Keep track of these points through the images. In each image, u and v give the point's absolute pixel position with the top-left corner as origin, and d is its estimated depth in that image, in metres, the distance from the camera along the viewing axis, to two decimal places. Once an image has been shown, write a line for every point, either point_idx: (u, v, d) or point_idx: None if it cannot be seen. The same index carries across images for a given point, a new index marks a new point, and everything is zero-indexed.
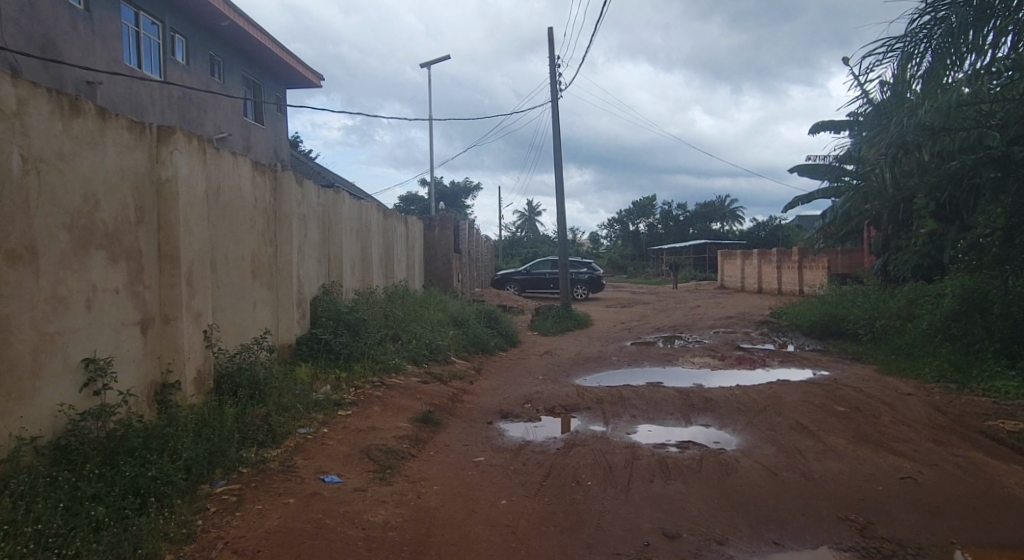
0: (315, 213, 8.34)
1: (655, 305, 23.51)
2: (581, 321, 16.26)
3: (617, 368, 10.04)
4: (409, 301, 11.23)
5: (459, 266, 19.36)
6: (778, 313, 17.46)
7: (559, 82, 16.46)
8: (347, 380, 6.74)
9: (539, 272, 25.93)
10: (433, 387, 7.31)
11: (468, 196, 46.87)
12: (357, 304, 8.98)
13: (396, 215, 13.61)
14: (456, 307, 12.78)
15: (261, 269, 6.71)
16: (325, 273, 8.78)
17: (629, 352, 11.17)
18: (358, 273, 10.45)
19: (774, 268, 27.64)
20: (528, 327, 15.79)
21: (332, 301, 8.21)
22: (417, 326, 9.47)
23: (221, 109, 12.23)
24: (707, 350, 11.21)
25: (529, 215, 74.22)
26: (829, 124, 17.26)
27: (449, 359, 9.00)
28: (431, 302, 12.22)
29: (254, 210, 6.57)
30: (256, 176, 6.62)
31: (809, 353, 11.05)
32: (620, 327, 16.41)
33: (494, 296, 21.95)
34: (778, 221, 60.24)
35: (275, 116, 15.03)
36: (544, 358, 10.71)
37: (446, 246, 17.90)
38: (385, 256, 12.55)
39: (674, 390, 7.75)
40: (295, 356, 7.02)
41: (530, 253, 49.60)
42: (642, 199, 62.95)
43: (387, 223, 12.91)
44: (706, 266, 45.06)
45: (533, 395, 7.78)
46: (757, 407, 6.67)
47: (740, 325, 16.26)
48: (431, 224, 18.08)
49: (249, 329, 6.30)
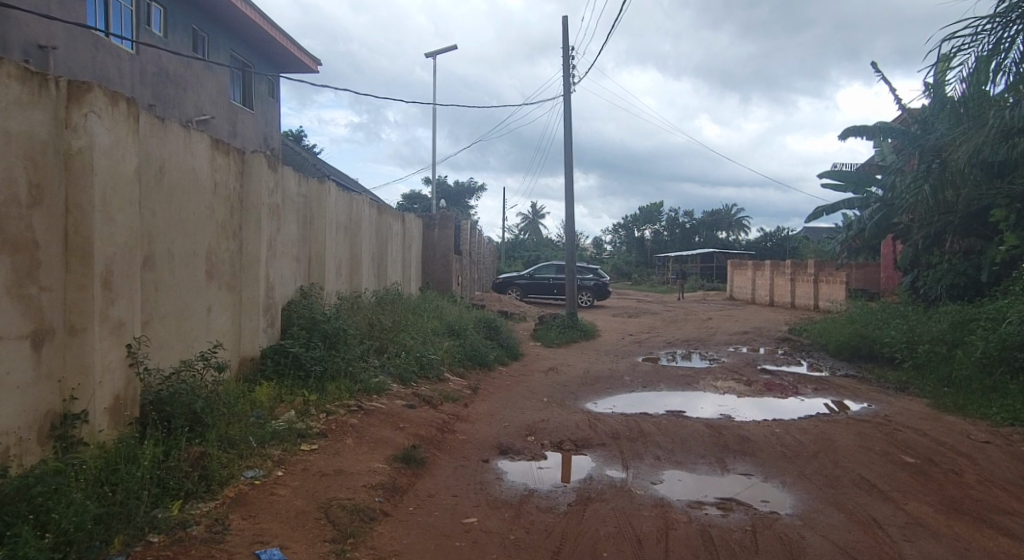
0: (293, 204, 7.29)
1: (663, 316, 22.40)
2: (587, 331, 15.16)
3: (631, 390, 8.93)
4: (402, 307, 10.16)
5: (459, 268, 18.27)
6: (798, 330, 16.34)
7: (573, 74, 15.50)
8: (317, 403, 5.66)
9: (543, 277, 24.85)
10: (420, 413, 6.24)
11: (472, 196, 45.87)
12: (339, 311, 7.90)
13: (392, 212, 12.54)
14: (453, 314, 11.69)
15: (219, 268, 5.62)
16: (302, 274, 7.69)
17: (643, 371, 10.06)
18: (344, 274, 9.37)
19: (787, 280, 26.54)
20: (530, 337, 14.68)
21: (310, 308, 7.13)
22: (408, 338, 8.39)
23: (205, 89, 11.18)
24: (730, 372, 10.08)
25: (533, 218, 73.20)
26: (859, 129, 16.33)
27: (442, 377, 7.91)
28: (426, 309, 11.13)
29: (211, 198, 5.48)
30: (217, 158, 5.54)
31: (843, 379, 9.94)
32: (629, 339, 15.31)
33: (495, 301, 20.85)
34: (786, 232, 59.15)
35: (267, 102, 14.07)
36: (549, 375, 9.61)
37: (446, 246, 16.83)
38: (376, 256, 11.46)
39: (702, 425, 6.65)
40: (259, 372, 5.93)
41: (533, 257, 48.48)
42: (648, 205, 61.88)
43: (382, 219, 11.84)
44: (712, 275, 43.97)
45: (537, 424, 6.69)
46: (806, 453, 5.56)
47: (758, 341, 15.14)
48: (430, 223, 17.01)
49: (198, 340, 5.21)
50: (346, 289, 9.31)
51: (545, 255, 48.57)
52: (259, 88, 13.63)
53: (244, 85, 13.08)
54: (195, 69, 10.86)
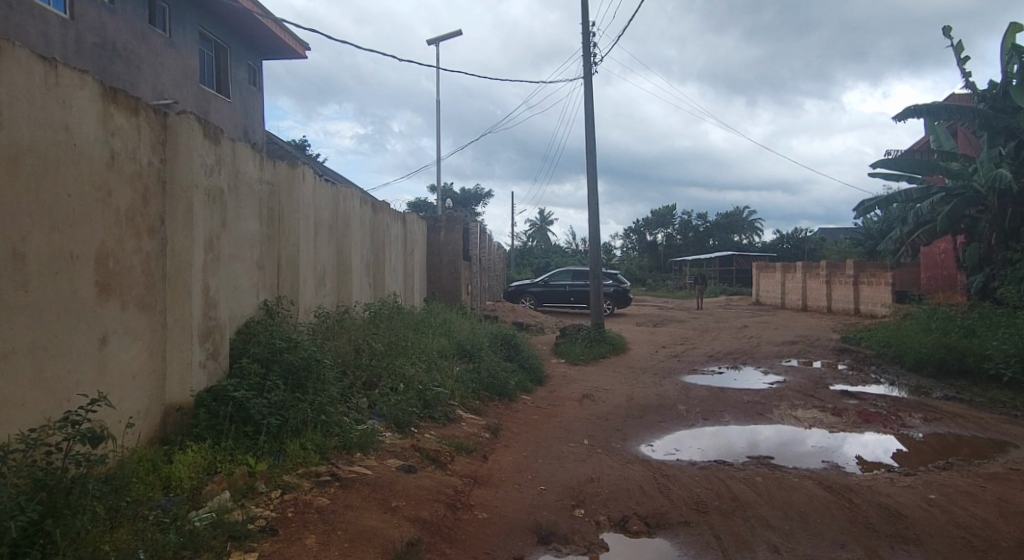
0: (250, 194, 5.50)
1: (692, 324, 20.47)
2: (616, 345, 13.28)
3: (691, 426, 7.02)
4: (401, 322, 8.34)
5: (468, 276, 16.44)
6: (855, 340, 14.36)
7: (594, 53, 13.68)
8: (267, 477, 3.82)
9: (559, 284, 23.02)
10: (421, 479, 4.40)
11: (479, 202, 44.25)
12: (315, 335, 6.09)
13: (390, 211, 10.76)
14: (464, 330, 9.87)
15: (121, 280, 3.80)
16: (267, 286, 5.90)
17: (698, 396, 8.18)
18: (328, 285, 7.61)
19: (821, 283, 24.56)
20: (551, 353, 12.81)
21: (275, 332, 5.32)
22: (406, 363, 6.59)
23: (166, 69, 9.57)
24: (805, 395, 8.15)
25: (541, 224, 71.46)
26: (918, 109, 14.40)
27: (451, 417, 6.09)
28: (431, 323, 9.31)
29: (105, 174, 3.67)
30: (116, 115, 3.73)
31: (949, 403, 7.97)
32: (664, 353, 13.39)
33: (509, 311, 19.02)
34: (805, 234, 57.07)
35: (248, 90, 12.49)
36: (584, 405, 7.72)
37: (452, 251, 15.01)
38: (371, 261, 9.70)
39: (817, 484, 4.74)
40: (189, 430, 4.09)
41: (543, 264, 46.64)
42: (661, 208, 59.86)
43: (378, 220, 10.08)
44: (732, 279, 41.95)
45: (584, 487, 4.82)
46: (1002, 541, 3.67)
47: (813, 354, 13.19)
48: (436, 225, 15.25)
49: (78, 391, 3.40)
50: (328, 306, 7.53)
51: (556, 262, 46.79)
52: (238, 75, 12.04)
53: (218, 68, 11.47)
54: (152, 45, 9.24)
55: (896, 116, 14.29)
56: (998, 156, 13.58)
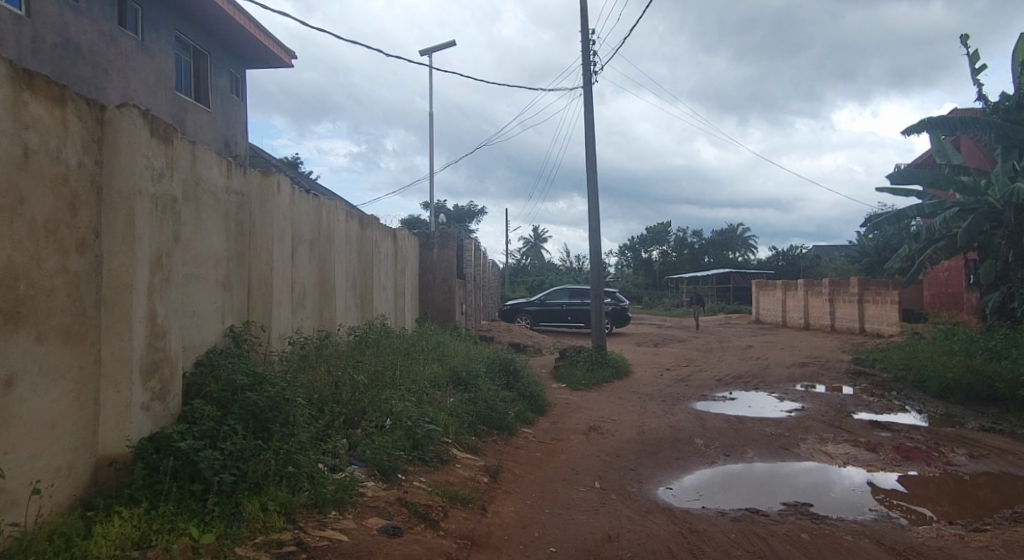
0: (209, 204, 4.78)
1: (695, 344, 19.80)
2: (619, 368, 12.56)
3: (712, 465, 6.28)
4: (389, 347, 7.59)
5: (462, 294, 15.72)
6: (868, 362, 13.73)
7: (594, 62, 13.16)
8: (215, 552, 3.03)
9: (555, 303, 22.31)
10: (409, 545, 3.62)
11: (473, 219, 43.70)
12: (288, 366, 5.34)
13: (379, 226, 10.07)
14: (459, 354, 9.14)
15: (36, 305, 3.06)
16: (232, 310, 5.17)
17: (714, 428, 7.45)
18: (307, 307, 6.88)
19: (824, 301, 24.02)
20: (551, 378, 12.05)
21: (238, 364, 4.56)
22: (394, 396, 5.84)
23: (136, 74, 8.92)
24: (833, 427, 7.43)
25: (535, 242, 70.97)
26: (929, 122, 13.95)
27: (444, 459, 5.33)
28: (423, 348, 8.57)
29: (15, 176, 2.94)
30: (32, 104, 3.01)
31: (990, 435, 7.27)
32: (670, 377, 12.66)
33: (505, 331, 18.27)
34: (801, 251, 56.80)
35: (230, 99, 11.87)
36: (591, 440, 6.97)
37: (446, 268, 14.31)
38: (358, 280, 9.00)
39: (876, 545, 4.02)
40: (119, 490, 3.30)
41: (537, 281, 46.00)
42: (656, 225, 59.49)
43: (365, 236, 9.39)
44: (729, 297, 41.42)
45: (602, 548, 4.06)
46: None
47: (827, 377, 12.49)
48: (428, 242, 14.56)
49: None
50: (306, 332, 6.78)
51: (551, 279, 46.15)
52: (218, 83, 11.43)
53: (197, 76, 10.87)
54: (121, 48, 8.62)
55: (904, 130, 13.92)
56: (1013, 171, 13.09)
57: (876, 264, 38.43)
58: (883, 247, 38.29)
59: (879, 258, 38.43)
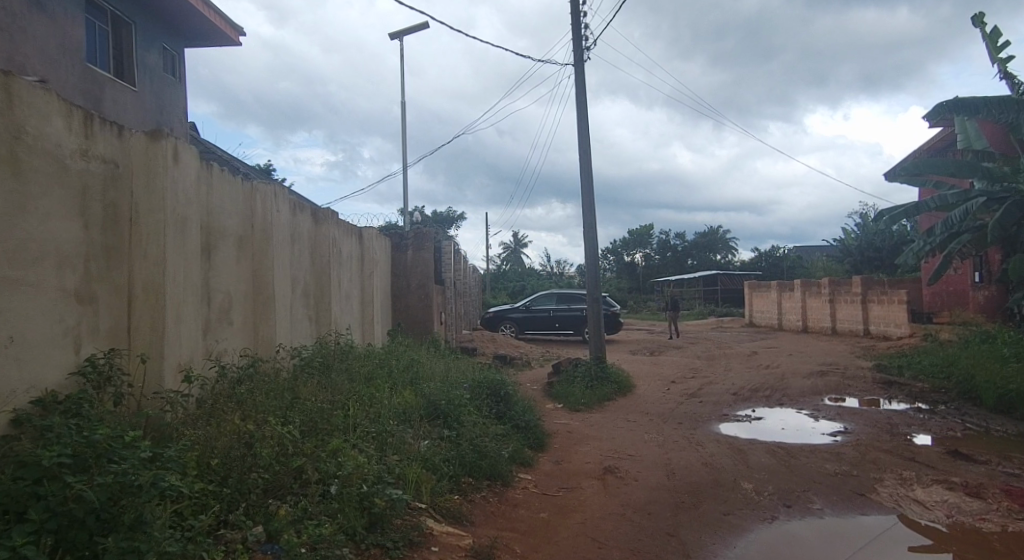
0: (34, 169, 3.08)
1: (694, 351, 18.38)
2: (622, 383, 11.00)
3: (777, 524, 4.67)
4: (344, 372, 5.88)
5: (441, 303, 14.07)
6: (893, 369, 12.41)
7: (586, 36, 11.68)
8: None
9: (542, 310, 20.71)
10: None
11: (452, 225, 41.99)
12: (177, 415, 3.59)
13: (338, 223, 8.41)
14: (438, 374, 7.48)
15: None
16: (85, 332, 3.42)
17: (762, 466, 5.87)
18: (228, 324, 5.17)
19: (824, 303, 22.89)
20: (544, 398, 10.42)
21: (72, 424, 2.80)
22: (342, 449, 4.16)
23: (28, 36, 7.20)
24: (907, 459, 5.91)
25: (515, 247, 69.45)
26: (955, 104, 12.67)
27: (415, 543, 3.64)
28: (391, 369, 6.89)
29: None
30: None
31: None
32: (679, 393, 11.11)
33: (489, 342, 16.61)
34: (783, 252, 56.24)
35: (162, 78, 10.18)
36: (610, 491, 5.35)
37: (422, 273, 12.67)
38: (309, 289, 7.31)
39: None
40: None
41: (519, 287, 44.41)
42: (637, 228, 58.38)
43: (319, 234, 7.70)
44: (716, 299, 40.33)
45: None
46: None
47: (855, 389, 11.06)
48: (401, 244, 12.88)
49: None
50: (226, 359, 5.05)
51: (533, 284, 44.62)
52: (146, 59, 9.73)
53: (118, 48, 9.17)
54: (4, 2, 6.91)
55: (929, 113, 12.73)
56: None
57: (863, 263, 37.76)
58: (868, 246, 37.75)
59: (865, 257, 37.78)
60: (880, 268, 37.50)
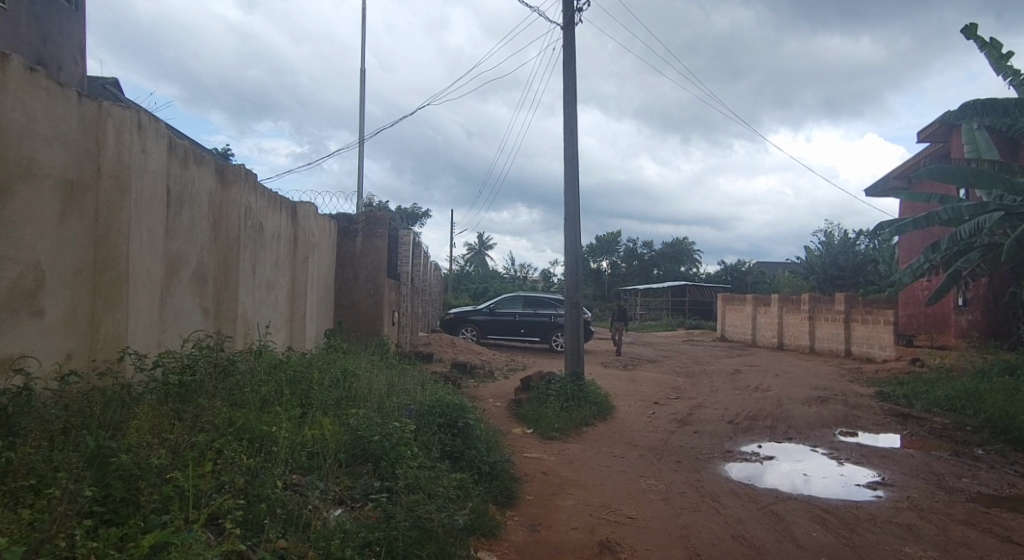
0: None
1: (671, 366, 16.91)
2: (602, 405, 9.32)
3: None
4: (228, 393, 3.95)
5: (394, 300, 12.15)
6: (898, 400, 11.12)
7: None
8: None
9: (506, 314, 18.98)
10: None
11: (416, 221, 39.89)
12: None
13: (257, 189, 6.39)
14: (376, 394, 5.56)
15: None
16: None
17: (818, 546, 4.22)
18: (22, 316, 3.18)
19: (803, 320, 21.84)
20: (510, 420, 8.65)
21: None
22: (169, 550, 2.27)
23: None
24: (1005, 542, 4.39)
25: (480, 249, 67.44)
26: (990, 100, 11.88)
27: None
28: (310, 387, 4.99)
29: None
30: None
31: None
32: (667, 418, 9.50)
33: (447, 346, 14.74)
34: (748, 267, 56.03)
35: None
36: None
37: (372, 263, 10.76)
38: (202, 272, 5.31)
39: None
40: None
41: (481, 289, 42.59)
42: (604, 234, 57.23)
43: (225, 198, 5.69)
44: (683, 310, 39.38)
45: None
46: None
47: (865, 422, 9.67)
48: (349, 228, 10.88)
49: None
50: (7, 375, 3.04)
51: (496, 287, 42.84)
52: None
53: None
54: None
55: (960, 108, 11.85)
56: None
57: (826, 281, 37.39)
58: (831, 264, 37.44)
59: (828, 275, 37.44)
60: (843, 286, 37.17)
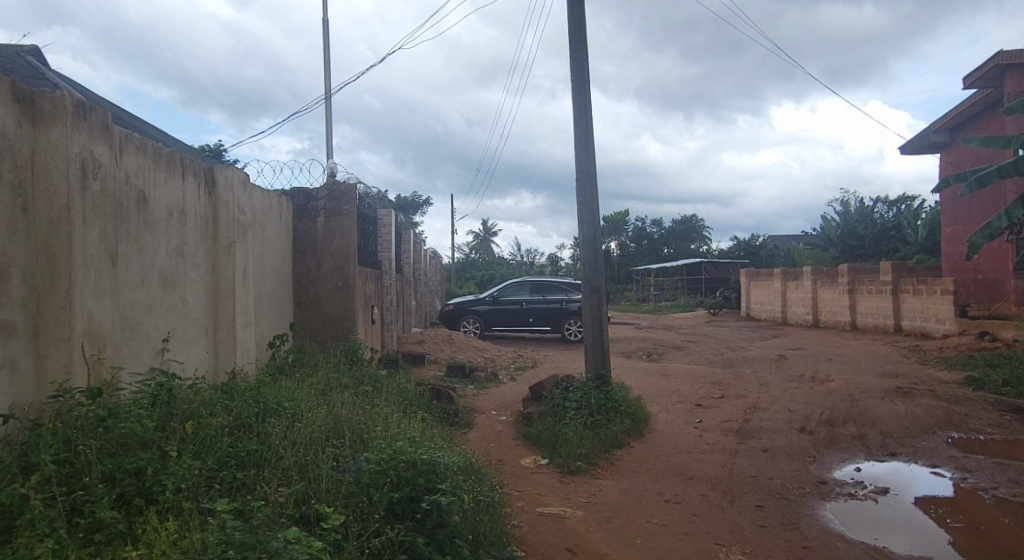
0: None
1: (702, 353, 14.79)
2: (638, 417, 7.21)
3: None
4: None
5: (373, 293, 10.03)
6: (1000, 390, 8.92)
7: None
8: None
9: (512, 303, 16.84)
10: None
11: (417, 210, 37.83)
12: None
13: (115, 135, 4.19)
14: (293, 451, 3.40)
15: None
16: None
17: None
18: None
19: (842, 294, 19.59)
20: (520, 444, 6.57)
21: None
22: None
23: None
24: None
25: (484, 236, 65.12)
26: None
27: None
28: (166, 459, 2.86)
29: None
30: None
31: None
32: (721, 429, 7.38)
33: (443, 344, 12.65)
34: (762, 242, 53.53)
35: None
36: None
37: (338, 248, 8.63)
38: None
39: None
40: None
41: (486, 277, 40.52)
42: (611, 214, 54.79)
43: (38, 145, 3.50)
44: (700, 289, 37.17)
45: None
46: None
47: (975, 422, 7.52)
48: (308, 207, 8.71)
49: None
50: None
51: (502, 273, 40.73)
52: None
53: None
54: None
55: None
56: None
57: (846, 251, 34.93)
58: (849, 234, 34.99)
59: (848, 245, 34.93)
60: (862, 257, 34.62)
